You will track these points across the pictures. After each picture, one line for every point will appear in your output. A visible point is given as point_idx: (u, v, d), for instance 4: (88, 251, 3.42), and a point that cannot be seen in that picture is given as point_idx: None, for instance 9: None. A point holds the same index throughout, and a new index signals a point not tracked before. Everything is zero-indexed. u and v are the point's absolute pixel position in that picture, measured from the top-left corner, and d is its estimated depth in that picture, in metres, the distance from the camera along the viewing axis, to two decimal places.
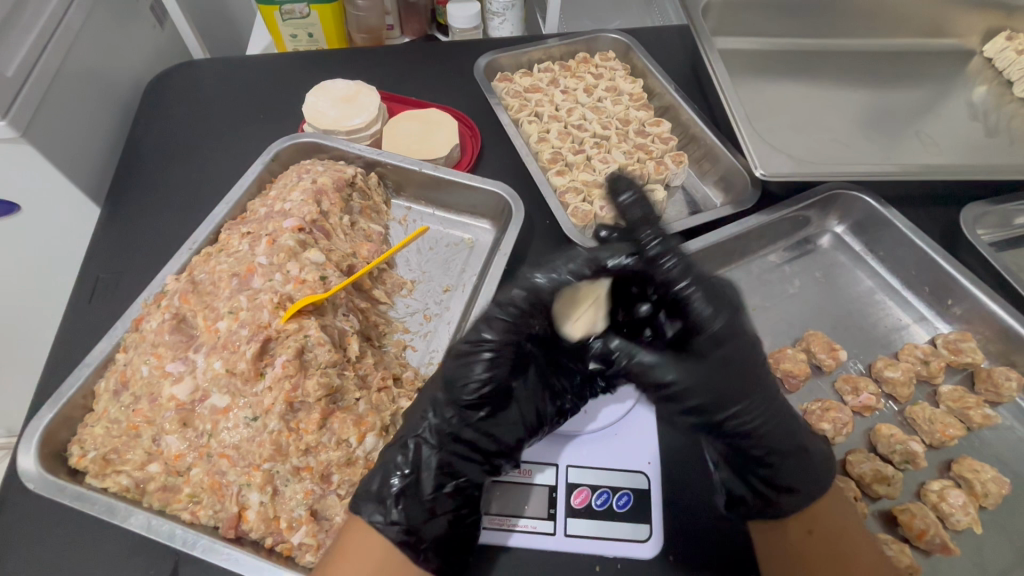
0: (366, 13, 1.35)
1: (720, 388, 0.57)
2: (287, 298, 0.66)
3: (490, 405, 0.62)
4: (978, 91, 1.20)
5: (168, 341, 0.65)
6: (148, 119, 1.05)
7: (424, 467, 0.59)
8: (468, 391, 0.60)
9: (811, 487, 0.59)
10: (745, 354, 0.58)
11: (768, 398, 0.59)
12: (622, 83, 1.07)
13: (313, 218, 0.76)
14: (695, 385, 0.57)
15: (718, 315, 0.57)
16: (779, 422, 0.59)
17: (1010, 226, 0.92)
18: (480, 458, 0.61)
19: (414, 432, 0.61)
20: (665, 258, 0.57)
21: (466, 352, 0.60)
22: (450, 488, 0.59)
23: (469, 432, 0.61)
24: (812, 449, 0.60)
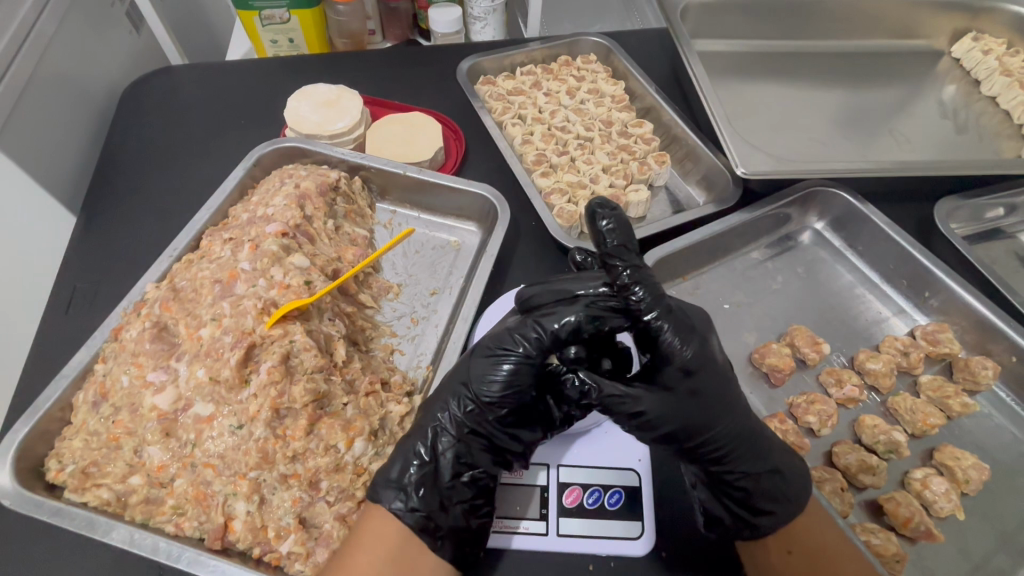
0: (347, 18, 1.35)
1: (692, 417, 0.57)
2: (272, 303, 0.65)
3: (512, 405, 0.60)
4: (947, 90, 1.24)
5: (149, 350, 0.63)
6: (123, 126, 1.03)
7: (441, 457, 0.58)
8: (492, 390, 0.59)
9: (788, 508, 0.58)
10: (717, 382, 0.58)
11: (745, 421, 0.59)
12: (604, 85, 1.08)
13: (296, 223, 0.76)
14: (662, 417, 0.56)
15: (688, 345, 0.57)
16: (750, 445, 0.59)
17: (980, 221, 0.95)
18: (495, 452, 0.60)
19: (434, 420, 0.60)
20: (637, 289, 0.56)
21: (495, 351, 0.60)
22: (467, 478, 0.58)
23: (489, 428, 0.60)
24: (790, 470, 0.60)
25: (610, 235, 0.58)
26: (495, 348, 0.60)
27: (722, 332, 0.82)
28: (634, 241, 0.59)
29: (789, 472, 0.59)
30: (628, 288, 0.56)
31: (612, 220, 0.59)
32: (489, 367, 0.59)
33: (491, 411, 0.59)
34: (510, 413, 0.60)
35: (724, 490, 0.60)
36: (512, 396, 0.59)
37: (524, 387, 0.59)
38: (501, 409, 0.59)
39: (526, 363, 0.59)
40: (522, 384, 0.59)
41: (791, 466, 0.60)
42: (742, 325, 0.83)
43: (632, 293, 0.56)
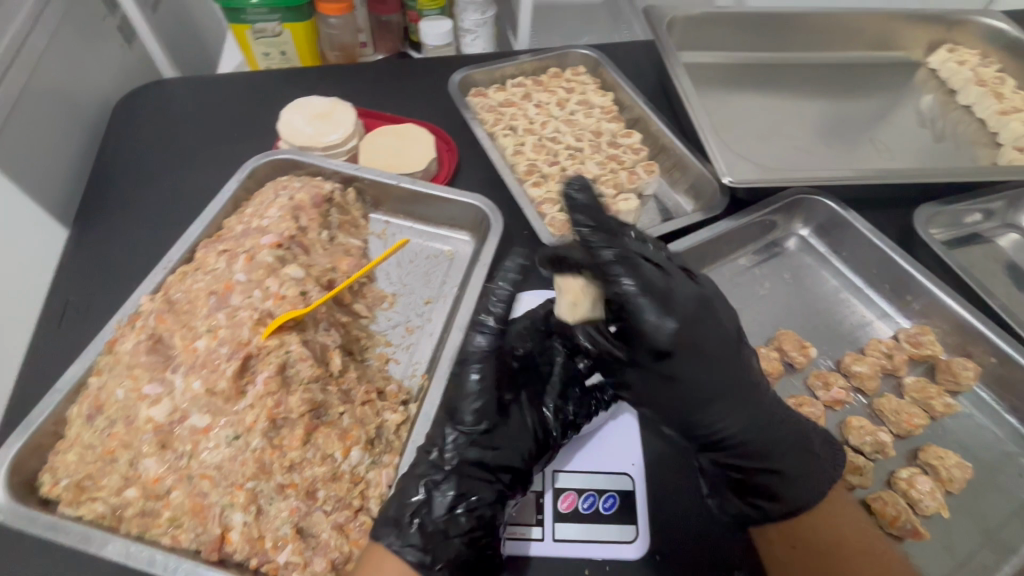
0: (339, 32, 1.37)
1: (688, 400, 0.59)
2: (268, 314, 0.66)
3: (489, 419, 0.64)
4: (924, 100, 1.28)
5: (144, 362, 0.63)
6: (115, 139, 1.04)
7: (436, 492, 0.59)
8: (466, 406, 0.65)
9: (795, 499, 0.59)
10: (707, 364, 0.57)
11: (743, 402, 0.59)
12: (594, 97, 1.10)
13: (291, 234, 0.77)
14: (648, 397, 0.60)
15: (669, 322, 0.55)
16: (756, 433, 0.60)
17: (959, 226, 0.98)
18: (493, 481, 0.61)
19: (429, 456, 0.62)
20: (612, 269, 0.57)
21: (459, 364, 0.68)
22: (463, 510, 0.59)
23: (475, 453, 0.62)
24: (796, 453, 0.60)
25: (583, 217, 0.60)
26: (456, 366, 0.68)
27: None
28: (608, 221, 0.60)
29: (794, 460, 0.60)
30: (604, 268, 0.57)
31: (585, 196, 0.61)
32: (458, 385, 0.67)
33: (472, 431, 0.64)
34: (488, 423, 0.64)
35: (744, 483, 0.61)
36: (484, 407, 0.65)
37: (490, 392, 0.66)
38: (480, 426, 0.64)
39: (484, 366, 0.67)
40: (487, 390, 0.66)
41: (796, 455, 0.61)
42: None
43: (609, 272, 0.57)
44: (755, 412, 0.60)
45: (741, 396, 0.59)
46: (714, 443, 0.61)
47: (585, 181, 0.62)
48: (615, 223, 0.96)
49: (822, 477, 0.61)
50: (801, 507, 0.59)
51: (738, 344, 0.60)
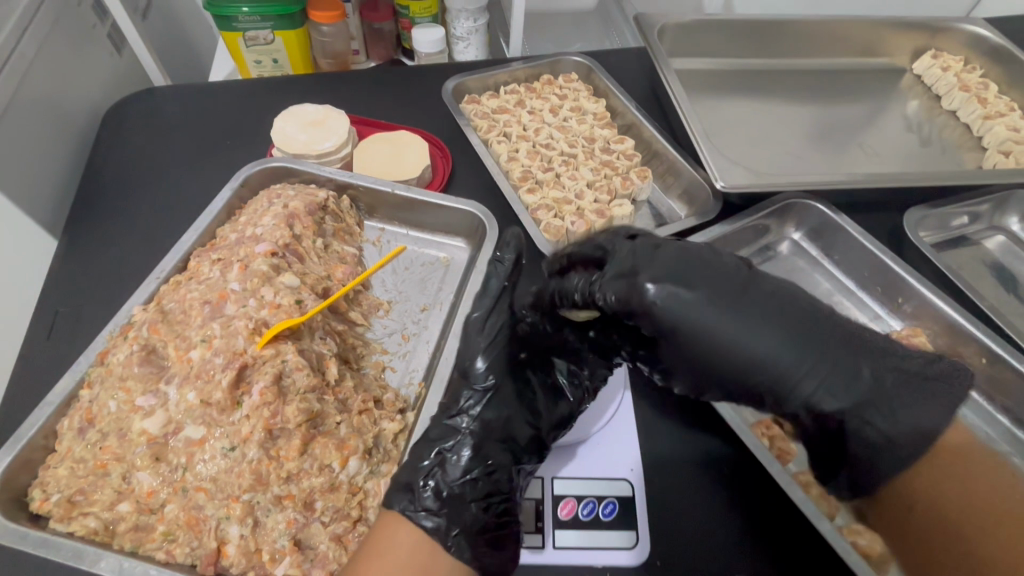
0: (331, 39, 1.38)
1: (707, 373, 0.58)
2: (263, 323, 0.65)
3: (498, 377, 0.67)
4: (910, 105, 1.30)
5: (137, 373, 0.63)
6: (105, 148, 1.03)
7: (451, 458, 0.62)
8: (476, 368, 0.67)
9: (888, 461, 0.53)
10: (707, 328, 0.56)
11: (804, 360, 0.55)
12: (586, 103, 1.11)
13: (285, 242, 0.76)
14: (700, 365, 0.57)
15: (630, 301, 0.59)
16: (821, 398, 0.55)
17: (947, 229, 1.00)
18: (508, 444, 0.64)
19: (447, 417, 0.65)
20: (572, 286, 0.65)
21: (469, 329, 0.70)
22: (478, 473, 0.62)
23: (488, 412, 0.65)
24: (886, 394, 0.54)
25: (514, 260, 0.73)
26: (472, 329, 0.70)
27: None
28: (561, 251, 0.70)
29: (879, 419, 0.53)
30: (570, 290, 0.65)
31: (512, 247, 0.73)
32: (472, 348, 0.69)
33: (484, 393, 0.66)
34: (495, 380, 0.66)
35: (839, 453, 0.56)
36: (496, 368, 0.67)
37: (500, 353, 0.68)
38: (487, 382, 0.66)
39: (495, 331, 0.69)
40: (496, 351, 0.68)
41: (876, 408, 0.54)
42: None
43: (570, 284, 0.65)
44: (813, 354, 0.55)
45: (789, 339, 0.55)
46: (785, 406, 0.56)
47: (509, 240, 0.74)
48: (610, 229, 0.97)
49: (924, 420, 0.53)
50: (910, 459, 0.52)
51: (780, 290, 0.58)
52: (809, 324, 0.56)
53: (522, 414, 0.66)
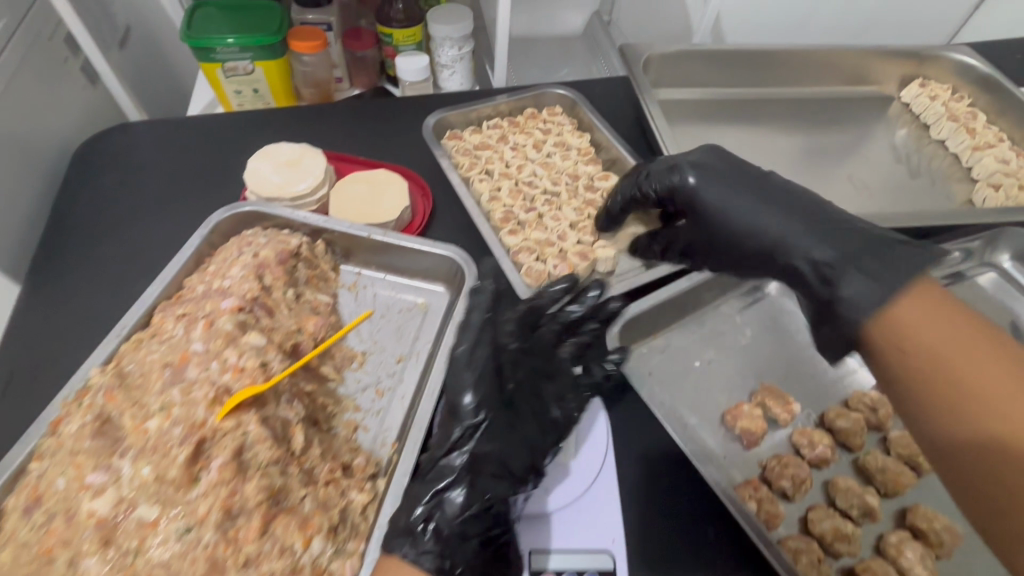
0: (313, 68, 1.35)
1: (715, 229, 0.72)
2: (225, 390, 0.62)
3: (489, 410, 0.64)
4: (898, 134, 1.29)
5: (89, 447, 0.59)
6: (75, 189, 1.00)
7: (450, 491, 0.58)
8: (465, 404, 0.64)
9: (870, 281, 0.56)
10: (708, 213, 0.72)
11: (803, 224, 0.64)
12: (570, 138, 1.09)
13: (253, 295, 0.73)
14: (724, 230, 0.71)
15: (665, 164, 0.77)
16: (813, 240, 0.63)
17: (937, 267, 0.98)
18: (510, 475, 0.60)
19: (443, 451, 0.63)
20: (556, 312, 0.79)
21: (452, 366, 0.68)
22: (478, 507, 0.57)
23: (482, 444, 0.61)
24: (879, 270, 0.56)
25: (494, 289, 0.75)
26: (457, 365, 0.68)
27: (693, 392, 0.81)
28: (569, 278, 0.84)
29: (864, 256, 0.58)
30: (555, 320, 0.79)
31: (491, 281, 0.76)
32: (458, 383, 0.66)
33: (474, 428, 0.63)
34: (488, 414, 0.63)
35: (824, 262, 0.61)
36: (485, 403, 0.64)
37: (488, 387, 0.65)
38: (477, 417, 0.63)
39: (480, 371, 0.66)
40: (485, 385, 0.65)
41: (863, 244, 0.60)
42: (714, 385, 0.82)
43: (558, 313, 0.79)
44: (825, 236, 0.62)
45: (812, 224, 0.64)
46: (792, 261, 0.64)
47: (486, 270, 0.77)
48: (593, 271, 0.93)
49: (905, 264, 0.56)
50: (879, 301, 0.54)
51: (796, 188, 0.69)
52: (837, 223, 0.64)
53: (520, 442, 0.63)
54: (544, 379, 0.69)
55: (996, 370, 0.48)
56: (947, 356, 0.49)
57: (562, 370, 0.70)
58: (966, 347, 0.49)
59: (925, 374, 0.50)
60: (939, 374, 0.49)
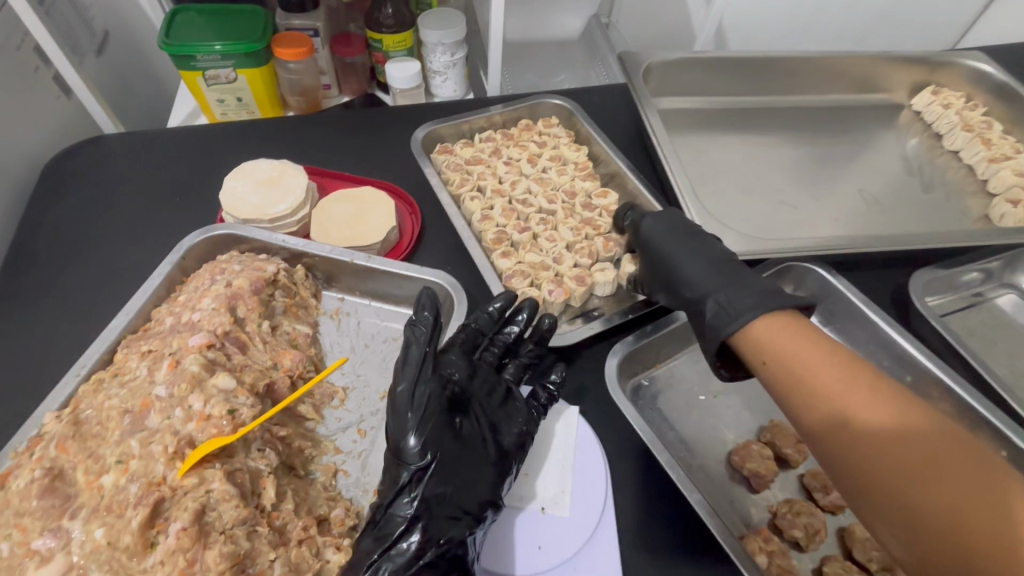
0: (299, 76, 1.29)
1: (659, 271, 0.77)
2: (188, 442, 0.57)
3: (436, 452, 0.59)
4: (910, 144, 1.24)
5: (37, 507, 0.54)
6: (43, 207, 0.94)
7: (401, 540, 0.56)
8: (409, 452, 0.59)
9: (736, 318, 0.64)
10: (659, 255, 0.77)
11: (712, 274, 0.72)
12: (566, 151, 1.03)
13: (224, 330, 0.68)
14: (654, 265, 0.78)
15: (650, 219, 0.82)
16: (720, 284, 0.70)
17: (955, 289, 0.93)
18: (463, 516, 0.58)
19: (387, 499, 0.59)
20: (497, 338, 0.74)
21: (392, 408, 0.61)
22: (431, 557, 0.55)
23: (430, 489, 0.58)
24: (754, 298, 0.65)
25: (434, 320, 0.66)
26: (399, 406, 0.61)
27: (698, 427, 0.76)
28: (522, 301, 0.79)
29: (739, 299, 0.66)
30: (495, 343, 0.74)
31: (433, 308, 0.67)
32: (401, 425, 0.60)
33: (422, 472, 0.58)
34: (435, 458, 0.59)
35: (715, 300, 0.68)
36: (431, 448, 0.59)
37: (432, 431, 0.60)
38: (421, 462, 0.58)
39: (424, 418, 0.60)
40: (429, 429, 0.60)
41: (740, 293, 0.66)
42: (720, 421, 0.77)
43: (503, 333, 0.75)
44: (723, 275, 0.71)
45: (709, 261, 0.73)
46: (694, 298, 0.71)
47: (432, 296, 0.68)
48: (592, 295, 0.88)
49: (751, 306, 0.64)
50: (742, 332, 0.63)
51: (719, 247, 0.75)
52: (737, 265, 0.72)
53: (469, 480, 0.60)
54: (493, 408, 0.67)
55: (843, 376, 0.55)
56: (793, 358, 0.57)
57: (508, 397, 0.70)
58: (810, 348, 0.57)
59: (781, 376, 0.58)
60: (789, 374, 0.57)
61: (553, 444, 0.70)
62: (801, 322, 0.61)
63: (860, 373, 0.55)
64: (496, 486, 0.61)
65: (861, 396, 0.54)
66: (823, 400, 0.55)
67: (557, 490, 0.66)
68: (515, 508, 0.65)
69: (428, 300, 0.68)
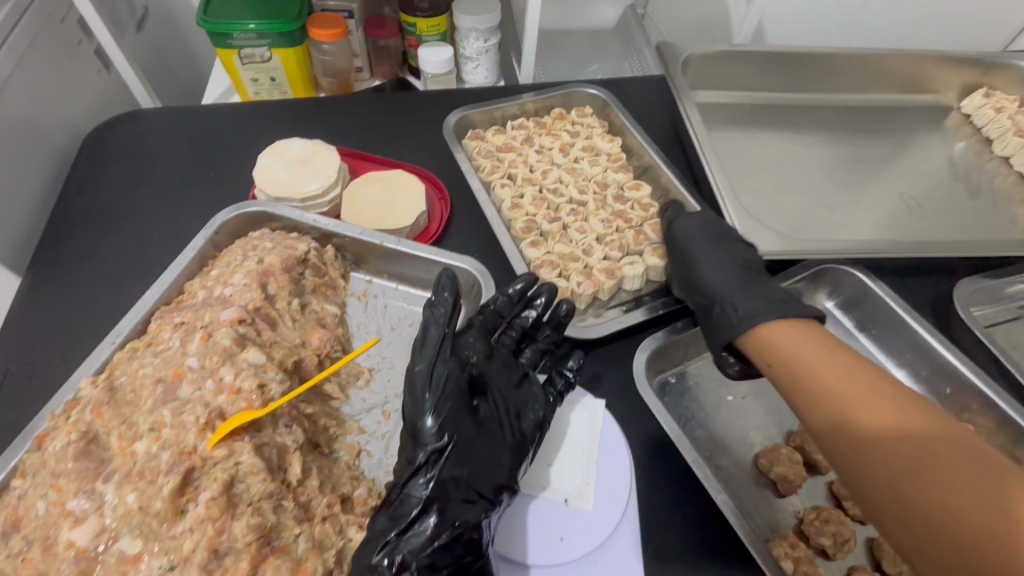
0: (333, 57, 1.29)
1: (678, 270, 0.80)
2: (218, 415, 0.57)
3: (453, 434, 0.59)
4: (957, 148, 1.19)
5: (72, 469, 0.55)
6: (82, 178, 0.96)
7: (416, 521, 0.55)
8: (426, 434, 0.58)
9: (743, 320, 0.67)
10: (680, 254, 0.81)
11: (731, 278, 0.74)
12: (600, 142, 1.02)
13: (255, 306, 0.69)
14: (678, 261, 0.81)
15: (683, 219, 0.84)
16: (736, 290, 0.72)
17: (1000, 300, 0.89)
18: (478, 499, 0.57)
19: (401, 480, 0.58)
20: (514, 322, 0.73)
21: (411, 390, 0.61)
22: (446, 539, 0.54)
23: (446, 472, 0.57)
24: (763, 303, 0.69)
25: (456, 302, 0.65)
26: (416, 385, 0.60)
27: (725, 428, 0.75)
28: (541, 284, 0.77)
29: (754, 307, 0.68)
30: (511, 327, 0.73)
31: (453, 291, 0.65)
32: (418, 406, 0.59)
33: (438, 454, 0.58)
34: (453, 440, 0.58)
35: (725, 303, 0.70)
36: (448, 429, 0.58)
37: (449, 414, 0.59)
38: (436, 445, 0.58)
39: (442, 398, 0.60)
40: (446, 411, 0.59)
41: (755, 301, 0.69)
42: (748, 423, 0.75)
43: (520, 318, 0.74)
44: (741, 283, 0.73)
45: (732, 267, 0.75)
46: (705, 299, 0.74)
47: (452, 279, 0.66)
48: (619, 289, 0.87)
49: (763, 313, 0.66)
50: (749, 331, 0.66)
51: (744, 255, 0.78)
52: (754, 275, 0.75)
53: (485, 464, 0.59)
54: (510, 392, 0.66)
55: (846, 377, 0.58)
56: (796, 360, 0.60)
57: (525, 382, 0.68)
58: (807, 350, 0.61)
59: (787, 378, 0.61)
60: (791, 377, 0.60)
61: (580, 435, 0.69)
62: (808, 327, 0.64)
63: (859, 376, 0.58)
64: (513, 470, 0.61)
65: (860, 398, 0.56)
66: (826, 400, 0.57)
67: (580, 483, 0.65)
68: (537, 498, 0.64)
69: (448, 283, 0.66)
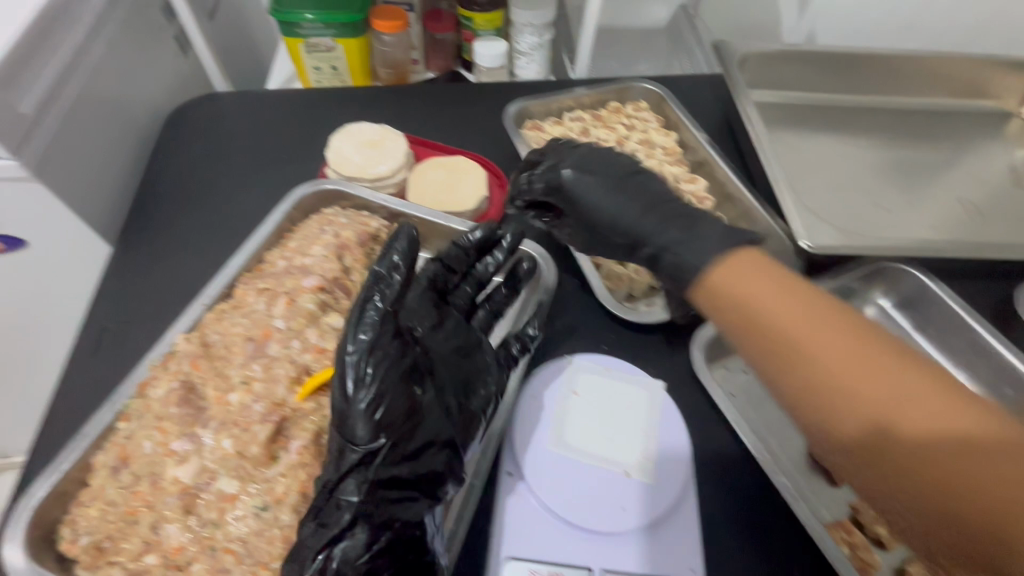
0: (392, 49, 1.34)
1: (595, 228, 0.72)
2: (305, 370, 0.63)
3: (393, 431, 0.54)
4: (1017, 155, 1.17)
5: (174, 414, 0.60)
6: (165, 155, 1.03)
7: (350, 531, 0.51)
8: (359, 433, 0.53)
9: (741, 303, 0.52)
10: (594, 220, 0.72)
11: (658, 227, 0.66)
12: (656, 136, 1.04)
13: (334, 276, 0.73)
14: (586, 221, 0.73)
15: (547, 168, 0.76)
16: (674, 228, 0.65)
17: None
18: (418, 496, 0.55)
19: (328, 482, 0.53)
20: (465, 280, 0.72)
21: (341, 386, 0.55)
22: (385, 542, 0.52)
23: (382, 472, 0.53)
24: (645, 216, 0.68)
25: (406, 262, 0.64)
26: (347, 376, 0.55)
27: (779, 417, 0.76)
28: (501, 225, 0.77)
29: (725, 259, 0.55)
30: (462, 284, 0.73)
31: (404, 251, 0.64)
32: (351, 404, 0.54)
33: (373, 455, 0.53)
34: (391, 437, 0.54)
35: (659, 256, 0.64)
36: (388, 423, 0.54)
37: (394, 408, 0.55)
38: (374, 443, 0.53)
39: (379, 394, 0.54)
40: (387, 402, 0.54)
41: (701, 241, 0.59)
42: None
43: (473, 271, 0.73)
44: (660, 218, 0.67)
45: (647, 209, 0.69)
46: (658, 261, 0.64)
47: (410, 235, 0.65)
48: None
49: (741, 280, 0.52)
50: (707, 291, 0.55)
51: (649, 193, 0.71)
52: (668, 205, 0.69)
53: (426, 455, 0.56)
54: (458, 365, 0.64)
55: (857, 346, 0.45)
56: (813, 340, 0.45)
57: (478, 351, 0.67)
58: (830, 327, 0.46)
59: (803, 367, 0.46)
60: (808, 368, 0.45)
61: (640, 413, 0.71)
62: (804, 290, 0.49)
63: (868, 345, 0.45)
64: (455, 460, 0.58)
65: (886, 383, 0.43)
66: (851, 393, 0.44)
67: (641, 457, 0.67)
68: (600, 468, 0.66)
69: (403, 237, 0.65)
